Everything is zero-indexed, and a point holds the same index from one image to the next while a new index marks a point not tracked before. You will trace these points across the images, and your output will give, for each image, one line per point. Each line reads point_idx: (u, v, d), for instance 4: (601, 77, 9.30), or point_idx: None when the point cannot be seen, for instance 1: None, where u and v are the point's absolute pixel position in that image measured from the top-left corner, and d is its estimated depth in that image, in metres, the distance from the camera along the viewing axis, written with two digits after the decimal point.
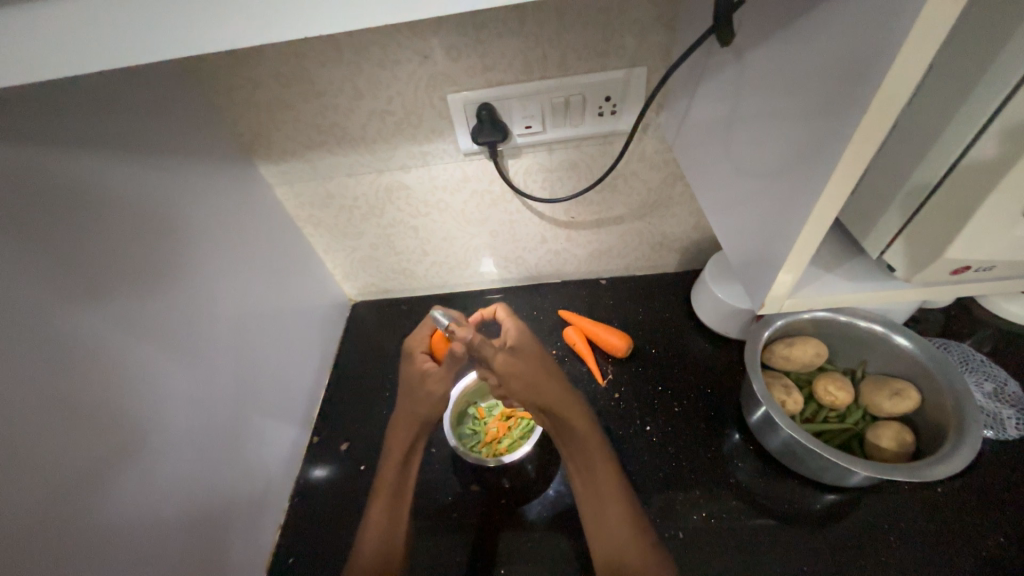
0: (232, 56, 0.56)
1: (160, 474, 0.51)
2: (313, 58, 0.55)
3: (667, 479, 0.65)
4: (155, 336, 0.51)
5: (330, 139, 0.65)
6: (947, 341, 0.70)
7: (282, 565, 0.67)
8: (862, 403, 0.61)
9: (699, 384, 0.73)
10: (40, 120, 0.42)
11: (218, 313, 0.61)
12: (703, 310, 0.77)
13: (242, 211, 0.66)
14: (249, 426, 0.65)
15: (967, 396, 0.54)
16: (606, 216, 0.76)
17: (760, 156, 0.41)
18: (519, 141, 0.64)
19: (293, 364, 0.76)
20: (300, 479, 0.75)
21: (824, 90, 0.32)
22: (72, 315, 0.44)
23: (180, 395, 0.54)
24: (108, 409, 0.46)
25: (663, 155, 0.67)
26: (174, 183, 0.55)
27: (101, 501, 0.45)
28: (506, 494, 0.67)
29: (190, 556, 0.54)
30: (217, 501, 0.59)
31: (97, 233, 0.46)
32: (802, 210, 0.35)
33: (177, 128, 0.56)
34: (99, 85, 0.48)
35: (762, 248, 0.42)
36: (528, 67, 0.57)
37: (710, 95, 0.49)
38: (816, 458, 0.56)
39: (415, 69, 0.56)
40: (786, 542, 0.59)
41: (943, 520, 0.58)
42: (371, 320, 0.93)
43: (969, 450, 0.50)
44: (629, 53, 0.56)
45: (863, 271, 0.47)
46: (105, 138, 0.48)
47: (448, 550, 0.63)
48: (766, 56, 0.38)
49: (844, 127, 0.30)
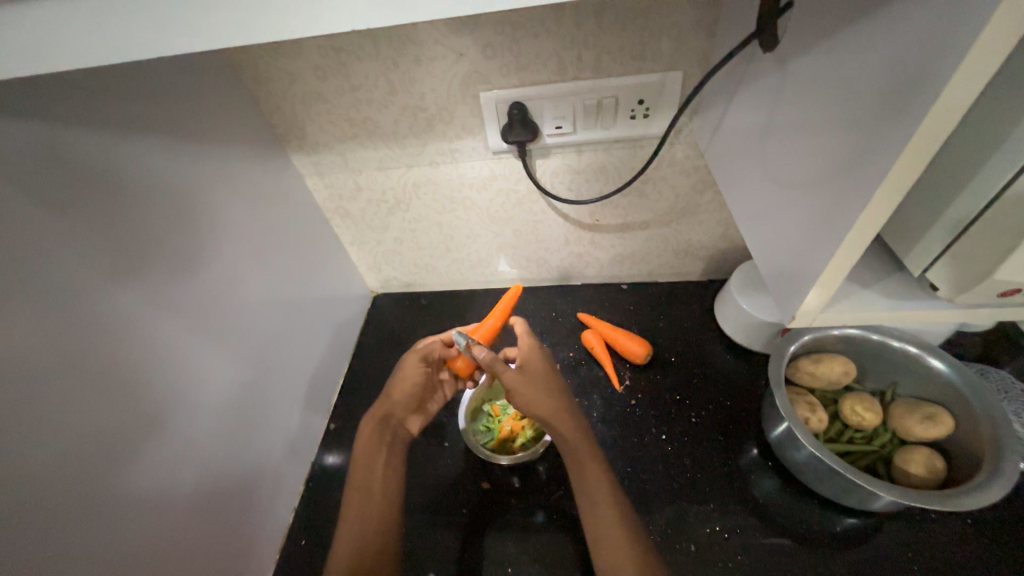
0: (271, 49, 0.57)
1: (178, 453, 0.53)
2: (351, 53, 0.56)
3: (680, 490, 0.64)
4: (181, 317, 0.53)
5: (362, 132, 0.66)
6: (985, 368, 0.66)
7: (294, 548, 0.68)
8: (890, 426, 0.59)
9: (717, 397, 0.72)
10: (89, 106, 0.44)
11: (245, 297, 0.63)
12: (726, 320, 0.76)
13: (273, 199, 0.68)
14: (266, 410, 0.67)
15: (1005, 427, 0.51)
16: (632, 220, 0.76)
17: (799, 166, 0.40)
18: (548, 141, 0.63)
19: (313, 352, 0.78)
20: (316, 464, 0.76)
21: (873, 103, 0.31)
22: (107, 295, 0.46)
23: (202, 377, 0.56)
24: (134, 385, 0.48)
25: (693, 161, 0.66)
26: (209, 169, 0.57)
27: (121, 476, 0.46)
28: (517, 493, 0.67)
29: (204, 535, 0.56)
30: (232, 482, 0.60)
31: (134, 215, 0.48)
32: (841, 222, 0.34)
33: (213, 116, 0.58)
34: (145, 73, 0.49)
35: (795, 262, 0.41)
36: (561, 69, 0.57)
37: (748, 101, 0.48)
38: (839, 480, 0.55)
39: (449, 66, 0.57)
40: (801, 564, 0.57)
41: (972, 555, 0.56)
42: (393, 313, 0.94)
43: (1003, 483, 0.47)
44: (665, 57, 0.55)
45: (901, 289, 0.45)
46: (146, 123, 0.50)
47: (455, 546, 0.64)
48: (811, 65, 0.38)
49: (892, 138, 0.29)
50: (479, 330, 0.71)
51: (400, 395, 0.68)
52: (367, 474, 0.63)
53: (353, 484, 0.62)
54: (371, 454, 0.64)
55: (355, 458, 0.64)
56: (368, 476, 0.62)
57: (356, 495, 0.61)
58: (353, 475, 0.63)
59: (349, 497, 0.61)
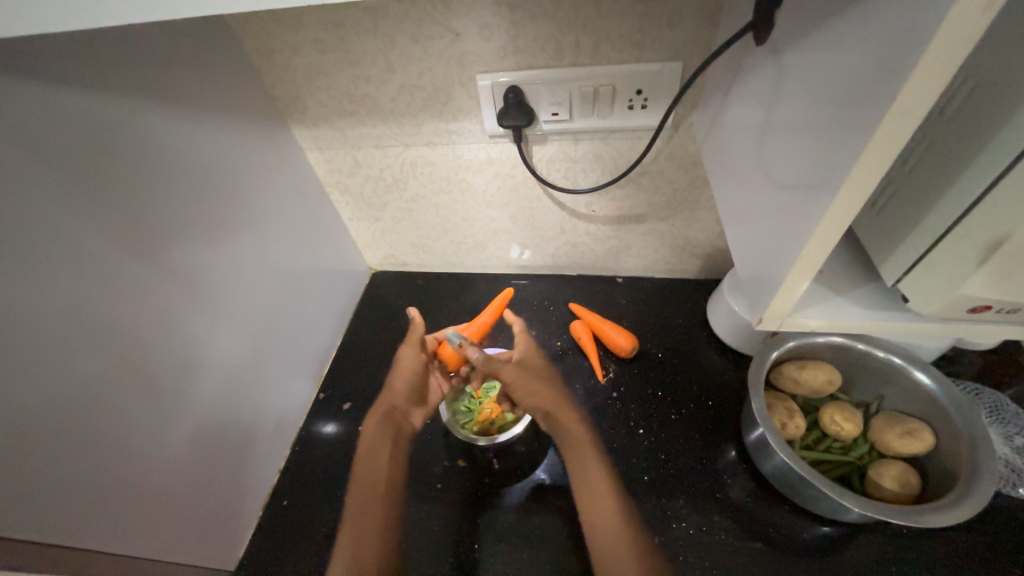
0: (273, 20, 0.58)
1: (171, 408, 0.55)
2: (350, 28, 0.56)
3: (652, 484, 0.64)
4: (178, 280, 0.55)
5: (362, 109, 0.66)
6: (980, 387, 0.65)
7: (275, 508, 0.71)
8: (869, 438, 0.58)
9: (700, 396, 0.71)
10: (93, 67, 0.46)
11: (241, 265, 0.65)
12: (717, 320, 0.75)
13: (273, 171, 0.69)
14: (258, 376, 0.69)
15: (985, 446, 0.49)
16: (628, 213, 0.75)
17: (783, 165, 0.39)
18: (544, 127, 0.63)
19: (307, 324, 0.80)
20: (303, 431, 0.79)
21: (852, 101, 0.30)
22: (108, 253, 0.47)
23: (197, 338, 0.58)
24: (129, 340, 0.50)
25: (693, 155, 0.65)
26: (210, 137, 0.59)
27: (115, 424, 0.49)
28: (492, 475, 0.68)
29: (192, 488, 0.59)
30: (221, 441, 0.63)
31: (136, 177, 0.50)
32: (812, 219, 0.34)
33: (216, 85, 0.59)
34: (148, 38, 0.50)
35: (771, 263, 0.40)
36: (560, 53, 0.56)
37: (744, 95, 0.46)
38: (809, 487, 0.54)
39: (447, 45, 0.56)
40: (765, 566, 0.57)
41: (941, 575, 0.55)
42: (389, 291, 0.96)
43: (975, 503, 0.46)
44: (666, 46, 0.53)
45: (884, 298, 0.44)
46: (149, 87, 0.51)
47: (428, 519, 0.66)
48: (803, 61, 0.36)
49: (865, 136, 0.28)
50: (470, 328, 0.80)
51: (400, 386, 0.79)
52: (375, 464, 0.72)
53: (358, 480, 0.71)
54: (378, 444, 0.74)
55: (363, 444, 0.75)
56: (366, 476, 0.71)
57: (359, 486, 0.71)
58: (355, 474, 0.72)
59: (355, 492, 0.70)
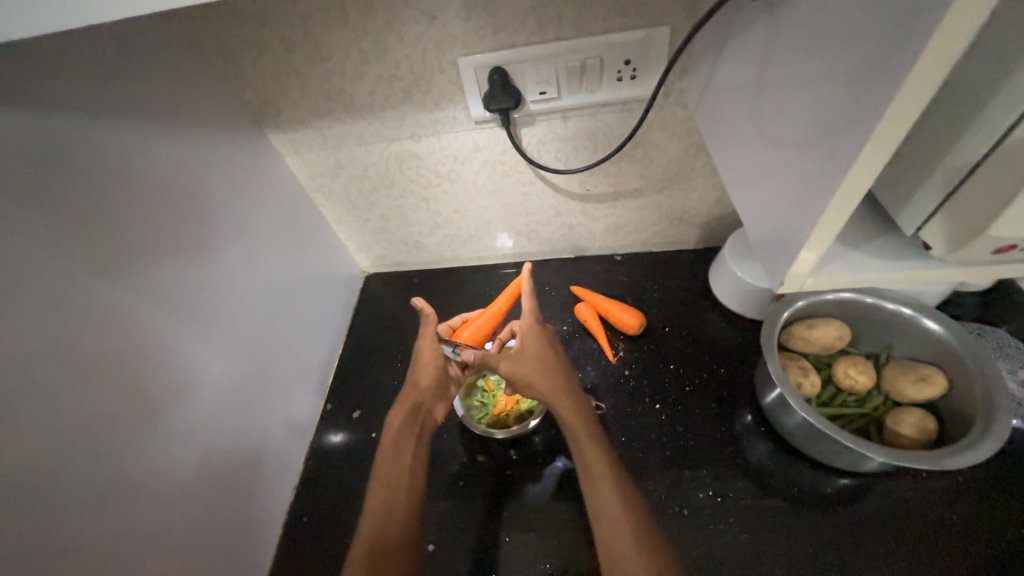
0: (235, 18, 0.54)
1: (172, 440, 0.53)
2: (318, 21, 0.53)
3: (673, 457, 0.64)
4: (166, 305, 0.52)
5: (339, 106, 0.63)
6: (982, 327, 0.66)
7: (297, 524, 0.70)
8: (883, 389, 0.59)
9: (712, 365, 0.71)
10: (46, 86, 0.42)
11: (230, 284, 0.62)
12: (720, 287, 0.75)
13: (252, 179, 0.66)
14: (261, 393, 0.67)
15: (998, 385, 0.50)
16: (623, 189, 0.74)
17: (788, 124, 0.38)
18: (532, 108, 0.61)
19: (305, 335, 0.77)
20: (314, 444, 0.77)
21: (863, 51, 0.29)
22: (86, 286, 0.44)
23: (192, 363, 0.56)
24: (121, 375, 0.47)
25: (684, 123, 0.63)
26: (181, 150, 0.55)
27: (115, 467, 0.46)
28: (513, 466, 0.68)
29: (206, 516, 0.57)
30: (230, 465, 0.61)
31: (107, 202, 0.47)
32: (829, 179, 0.33)
33: (181, 94, 0.55)
34: (102, 49, 0.47)
35: (784, 226, 0.40)
36: (542, 29, 0.54)
37: (738, 56, 0.45)
38: (830, 443, 0.55)
39: (423, 30, 0.54)
40: (794, 526, 0.58)
41: (961, 512, 0.56)
42: (385, 292, 0.94)
43: (994, 440, 0.47)
44: (651, 12, 0.52)
45: (895, 250, 0.44)
46: (112, 102, 0.47)
47: (453, 517, 0.65)
48: (802, 12, 0.35)
49: (883, 88, 0.27)
50: (484, 316, 0.75)
51: (427, 381, 0.66)
52: (395, 464, 0.61)
53: (379, 478, 0.60)
54: (401, 443, 0.63)
55: (385, 440, 0.63)
56: (388, 470, 0.60)
57: (378, 486, 0.60)
58: (379, 466, 0.61)
59: (377, 482, 0.60)
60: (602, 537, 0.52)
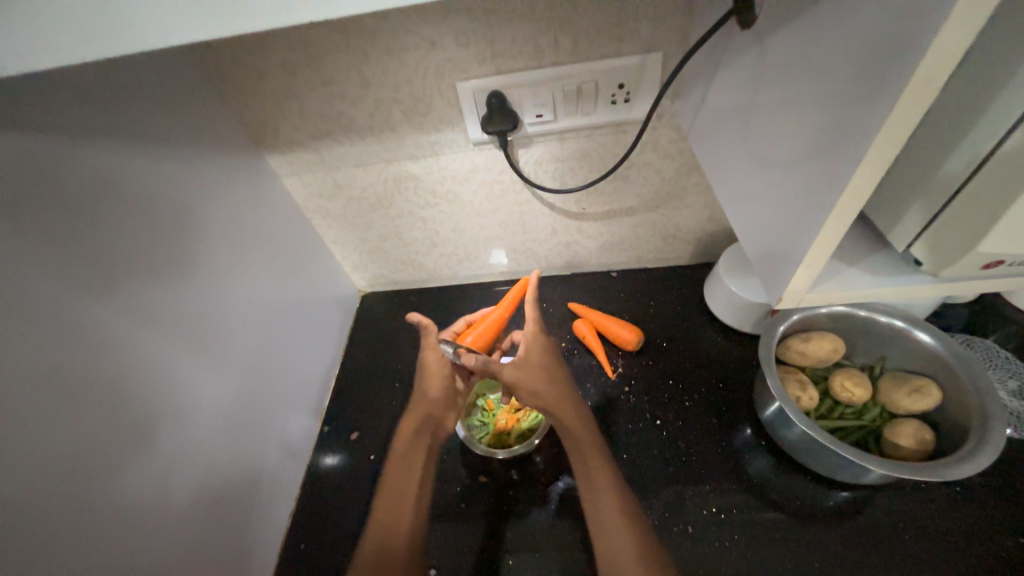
0: (237, 44, 0.55)
1: (166, 469, 0.51)
2: (320, 47, 0.54)
3: (676, 474, 0.64)
4: (163, 329, 0.52)
5: (338, 129, 0.64)
6: (970, 338, 0.68)
7: (293, 552, 0.68)
8: (879, 400, 0.59)
9: (710, 379, 0.72)
10: (49, 111, 0.42)
11: (227, 306, 0.61)
12: (715, 302, 0.76)
13: (250, 201, 0.66)
14: (256, 417, 0.65)
15: (991, 395, 0.52)
16: (618, 207, 0.75)
17: (781, 146, 0.39)
18: (529, 130, 0.62)
19: (302, 356, 0.76)
20: (310, 470, 0.75)
21: (851, 78, 0.30)
22: (82, 311, 0.44)
23: (188, 387, 0.55)
24: (116, 402, 0.46)
25: (677, 144, 0.65)
26: (181, 172, 0.55)
27: (107, 499, 0.45)
28: (515, 486, 0.67)
29: (199, 547, 0.55)
30: (225, 492, 0.59)
31: (106, 225, 0.46)
32: (823, 198, 0.34)
33: (181, 118, 0.56)
34: (105, 74, 0.47)
35: (780, 244, 0.41)
36: (539, 54, 0.55)
37: (729, 81, 0.47)
38: (831, 456, 0.55)
39: (423, 56, 0.55)
40: (799, 541, 0.58)
41: (962, 522, 0.57)
42: (381, 311, 0.93)
43: (991, 450, 0.48)
44: (643, 39, 0.54)
45: (886, 265, 0.45)
46: (113, 126, 0.48)
47: (456, 541, 0.63)
48: (790, 41, 0.37)
49: (873, 113, 0.29)
50: (487, 322, 0.73)
51: (437, 392, 0.65)
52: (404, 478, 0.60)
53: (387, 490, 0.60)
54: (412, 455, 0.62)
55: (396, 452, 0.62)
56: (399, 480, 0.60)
57: (388, 499, 0.59)
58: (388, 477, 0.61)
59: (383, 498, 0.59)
60: (601, 548, 0.52)
